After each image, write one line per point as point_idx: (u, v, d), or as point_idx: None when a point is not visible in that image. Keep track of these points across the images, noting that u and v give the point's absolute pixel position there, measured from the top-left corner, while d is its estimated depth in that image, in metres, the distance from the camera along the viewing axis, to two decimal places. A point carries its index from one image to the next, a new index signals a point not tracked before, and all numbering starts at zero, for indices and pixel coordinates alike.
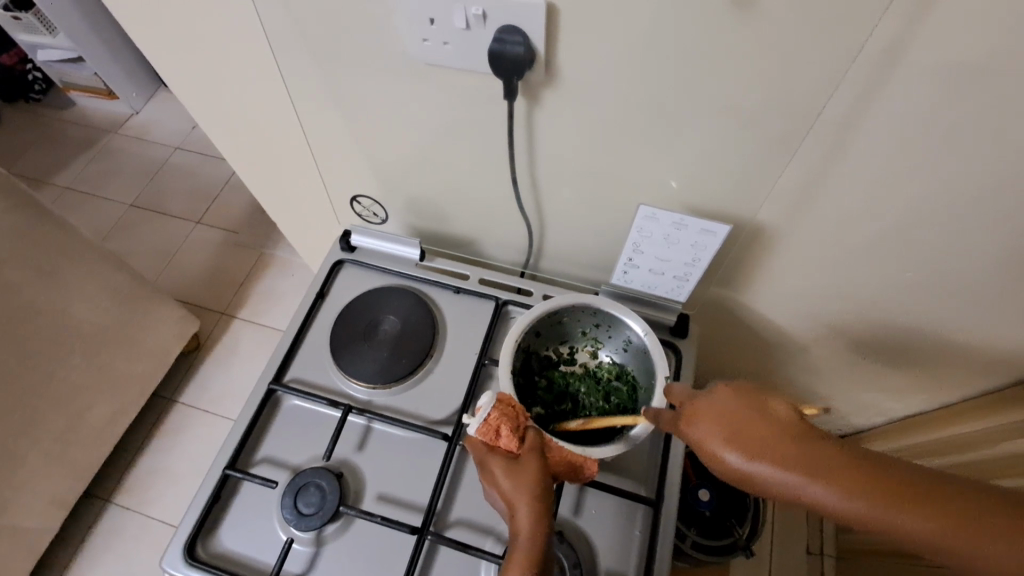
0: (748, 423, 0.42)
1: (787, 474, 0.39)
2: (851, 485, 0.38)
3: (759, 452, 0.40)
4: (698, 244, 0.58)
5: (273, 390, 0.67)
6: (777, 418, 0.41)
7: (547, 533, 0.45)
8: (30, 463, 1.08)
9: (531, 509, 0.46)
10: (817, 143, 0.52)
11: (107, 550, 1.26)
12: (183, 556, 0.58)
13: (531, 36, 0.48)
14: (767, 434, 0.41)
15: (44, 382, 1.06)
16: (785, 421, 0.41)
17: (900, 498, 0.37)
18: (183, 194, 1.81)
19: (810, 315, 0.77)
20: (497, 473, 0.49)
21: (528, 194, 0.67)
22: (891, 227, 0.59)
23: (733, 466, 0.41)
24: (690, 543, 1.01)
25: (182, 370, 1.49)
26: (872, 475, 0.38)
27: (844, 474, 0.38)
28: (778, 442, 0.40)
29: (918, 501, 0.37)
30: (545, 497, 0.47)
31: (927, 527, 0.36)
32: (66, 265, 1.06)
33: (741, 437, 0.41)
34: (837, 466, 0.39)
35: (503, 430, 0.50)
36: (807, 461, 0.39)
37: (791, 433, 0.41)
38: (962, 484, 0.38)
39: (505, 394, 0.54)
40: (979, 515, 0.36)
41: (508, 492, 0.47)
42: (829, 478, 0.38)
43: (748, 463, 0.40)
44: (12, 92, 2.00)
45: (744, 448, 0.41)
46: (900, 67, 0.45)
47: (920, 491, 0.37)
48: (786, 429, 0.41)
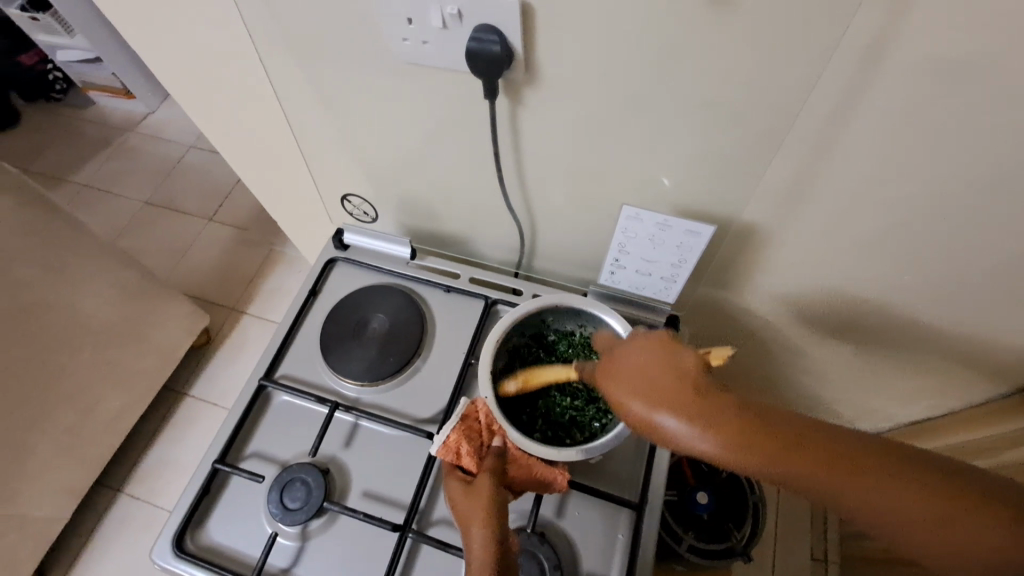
0: (659, 375, 0.45)
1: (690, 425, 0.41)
2: (737, 441, 0.40)
3: (666, 404, 0.43)
4: (684, 244, 0.57)
5: (263, 386, 0.68)
6: (685, 370, 0.45)
7: (494, 550, 0.46)
8: (41, 453, 1.11)
9: (477, 528, 0.48)
10: (803, 140, 0.52)
11: (117, 538, 1.30)
12: (171, 548, 0.59)
13: (508, 35, 0.47)
14: (673, 386, 0.44)
15: (55, 374, 1.09)
16: (687, 378, 0.44)
17: (795, 453, 0.40)
18: (195, 192, 1.84)
19: (809, 316, 0.75)
20: (453, 493, 0.52)
21: (516, 193, 0.67)
22: (885, 224, 0.58)
23: (637, 414, 0.44)
24: (687, 547, 1.00)
25: (192, 364, 1.52)
26: (760, 428, 0.40)
27: (741, 428, 0.40)
28: (677, 396, 0.43)
29: (801, 451, 0.40)
30: (492, 515, 0.48)
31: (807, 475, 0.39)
32: (76, 261, 1.08)
33: (648, 392, 0.44)
34: (733, 417, 0.41)
35: (461, 450, 0.54)
36: (709, 412, 0.41)
37: (690, 385, 0.43)
38: (851, 441, 0.40)
39: (472, 411, 0.56)
40: (869, 470, 0.38)
41: (461, 511, 0.50)
42: (722, 431, 0.40)
43: (650, 410, 0.44)
44: (33, 92, 2.05)
45: (645, 401, 0.44)
46: (884, 63, 0.44)
47: (811, 447, 0.40)
48: (693, 382, 0.43)
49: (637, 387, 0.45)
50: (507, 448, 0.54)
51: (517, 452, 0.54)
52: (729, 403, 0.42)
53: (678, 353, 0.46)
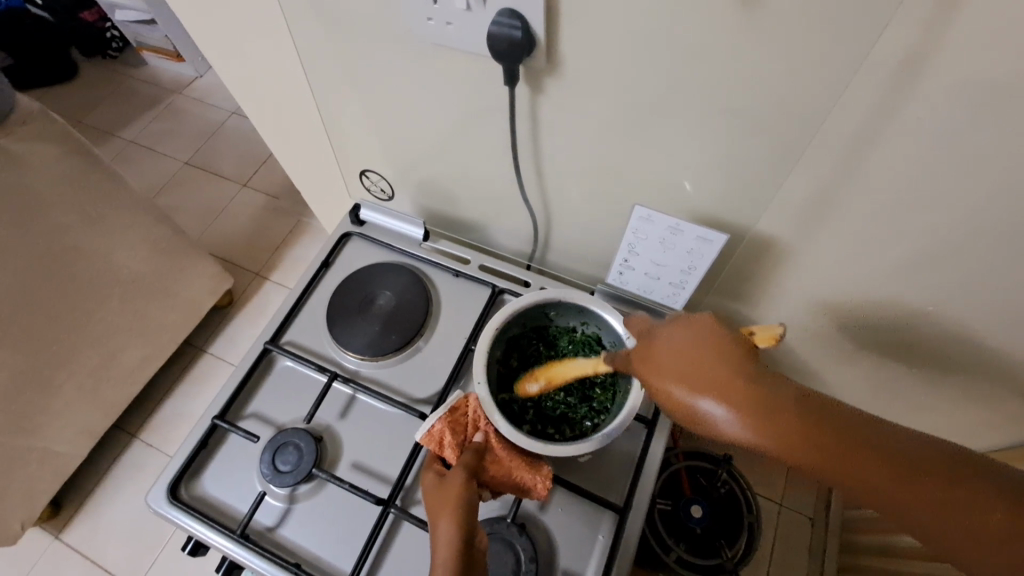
0: (709, 356, 0.42)
1: (741, 419, 0.38)
2: (786, 438, 0.38)
3: (722, 394, 0.40)
4: (694, 251, 0.56)
5: (268, 350, 0.69)
6: (729, 352, 0.41)
7: (458, 546, 0.46)
8: (65, 392, 1.17)
9: (445, 522, 0.47)
10: (827, 153, 0.50)
11: (129, 481, 1.36)
12: (165, 494, 0.61)
13: (531, 21, 0.47)
14: (727, 377, 0.40)
15: (84, 319, 1.14)
16: (737, 360, 0.41)
17: (856, 455, 0.37)
18: (232, 157, 1.89)
19: (822, 336, 0.73)
20: (430, 484, 0.52)
21: (531, 184, 0.67)
22: (909, 248, 0.55)
23: (680, 401, 0.42)
24: (676, 559, 0.97)
25: (213, 323, 1.57)
26: (814, 429, 0.38)
27: (796, 425, 0.38)
28: (728, 384, 0.40)
29: (856, 456, 0.37)
30: (461, 509, 0.48)
31: (857, 479, 0.37)
32: (112, 213, 1.12)
33: (691, 376, 0.42)
34: (786, 418, 0.38)
35: (444, 441, 0.54)
36: (757, 408, 0.39)
37: (741, 372, 0.40)
38: (907, 442, 0.38)
39: (459, 403, 0.56)
40: (928, 477, 0.36)
41: (432, 503, 0.50)
42: (774, 426, 0.38)
43: (692, 396, 0.41)
44: (91, 48, 2.13)
45: (689, 386, 0.41)
46: (920, 78, 0.42)
47: (868, 448, 0.37)
48: (751, 377, 0.40)
49: (684, 374, 0.42)
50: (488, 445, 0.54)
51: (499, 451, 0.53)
52: (786, 397, 0.39)
53: (724, 334, 0.42)
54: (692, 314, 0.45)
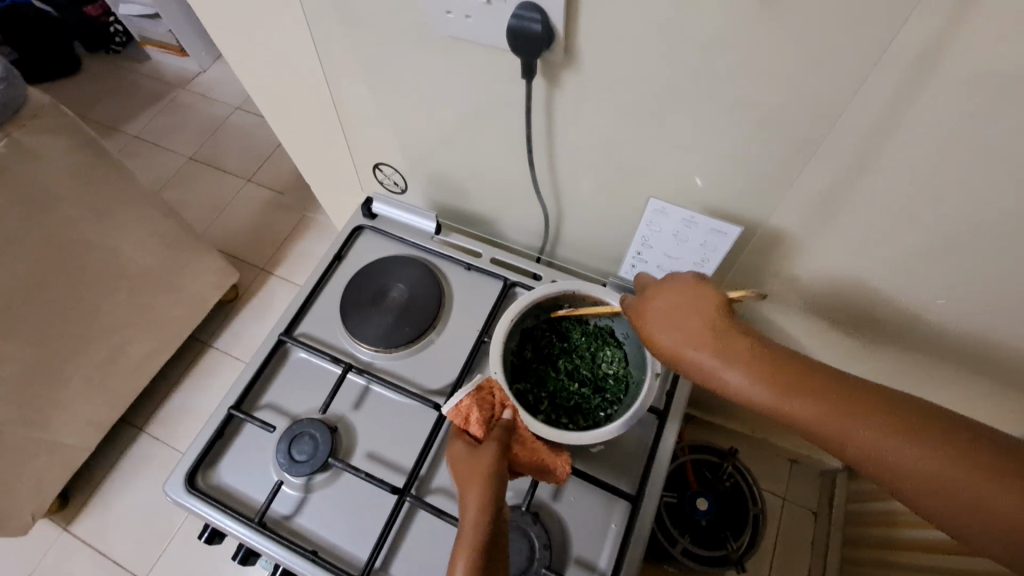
0: (687, 310, 0.49)
1: (724, 360, 0.45)
2: (752, 370, 0.44)
3: (709, 343, 0.46)
4: (708, 244, 0.56)
5: (282, 341, 0.70)
6: (703, 306, 0.49)
7: (490, 517, 0.45)
8: (73, 385, 1.17)
9: (477, 493, 0.47)
10: (841, 148, 0.50)
11: (136, 474, 1.37)
12: (183, 483, 0.62)
13: (551, 15, 0.47)
14: (713, 327, 0.47)
15: (92, 312, 1.15)
16: (710, 313, 0.48)
17: (829, 393, 0.41)
18: (237, 152, 1.90)
19: (829, 330, 0.74)
20: (458, 455, 0.51)
21: (545, 178, 0.67)
22: (920, 243, 0.56)
23: (663, 345, 0.49)
24: (682, 550, 0.99)
25: (219, 318, 1.58)
26: (774, 363, 0.44)
27: (753, 358, 0.44)
28: (700, 328, 0.48)
29: (811, 386, 0.42)
30: (493, 481, 0.47)
31: (812, 409, 0.41)
32: (121, 207, 1.13)
33: (673, 324, 0.49)
34: (749, 354, 0.45)
35: (473, 416, 0.53)
36: (723, 346, 0.46)
37: (712, 321, 0.48)
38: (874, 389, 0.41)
39: (488, 381, 0.56)
40: (908, 424, 0.38)
41: (462, 474, 0.49)
42: (742, 360, 0.44)
43: (677, 343, 0.48)
44: (96, 43, 2.13)
45: (670, 332, 0.49)
46: (937, 73, 0.42)
47: (839, 390, 0.41)
48: (736, 330, 0.47)
49: (679, 324, 0.49)
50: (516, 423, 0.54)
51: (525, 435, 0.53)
52: (749, 340, 0.46)
53: (702, 292, 0.50)
54: (673, 275, 0.54)
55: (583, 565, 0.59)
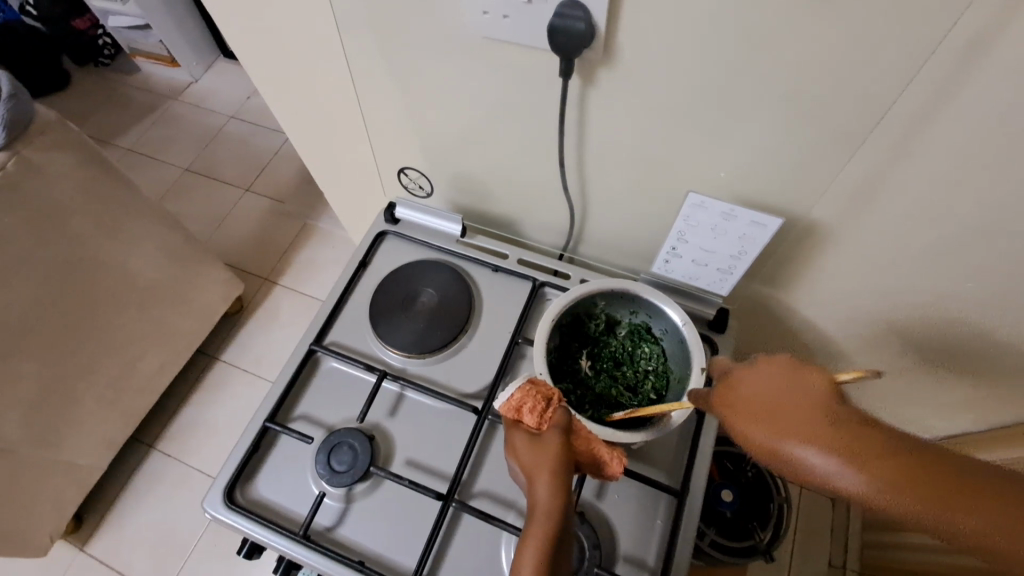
0: (790, 402, 0.42)
1: (797, 443, 0.40)
2: (879, 472, 0.37)
3: (793, 431, 0.41)
4: (746, 236, 0.58)
5: (313, 351, 0.69)
6: (808, 396, 0.41)
7: (564, 507, 0.46)
8: (86, 403, 1.15)
9: (549, 484, 0.47)
10: (881, 139, 0.51)
11: (149, 492, 1.34)
12: (222, 499, 0.61)
13: (593, 12, 0.48)
14: (800, 409, 0.41)
15: (103, 329, 1.13)
16: (816, 401, 0.41)
17: (925, 484, 0.37)
18: (235, 161, 1.87)
19: (857, 319, 0.74)
20: (518, 447, 0.51)
21: (574, 177, 0.67)
22: (956, 231, 0.56)
23: (766, 444, 0.42)
24: (710, 542, 0.99)
25: (225, 330, 1.56)
26: (901, 464, 0.37)
27: (876, 461, 0.38)
28: (808, 425, 0.40)
29: (939, 485, 0.37)
30: (562, 473, 0.48)
31: (943, 512, 0.36)
32: (129, 221, 1.11)
33: (774, 417, 0.42)
34: (873, 455, 0.38)
35: (527, 408, 0.53)
36: (839, 446, 0.39)
37: (820, 413, 0.40)
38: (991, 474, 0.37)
39: (538, 377, 0.56)
40: (994, 506, 0.36)
41: (528, 465, 0.50)
42: (862, 464, 0.38)
43: (783, 444, 0.41)
44: (83, 56, 2.09)
45: (772, 427, 0.42)
46: (983, 61, 0.43)
47: (934, 476, 0.37)
48: (830, 409, 0.40)
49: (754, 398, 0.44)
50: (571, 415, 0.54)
51: (581, 426, 0.53)
52: (868, 436, 0.39)
53: (802, 372, 0.43)
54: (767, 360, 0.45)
55: (632, 564, 0.58)
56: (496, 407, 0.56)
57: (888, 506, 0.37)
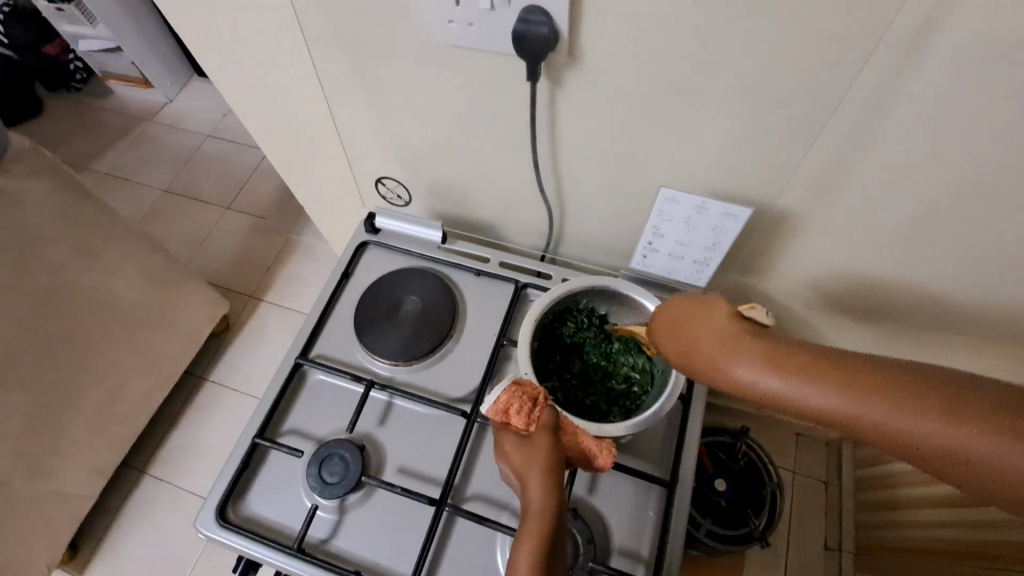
0: (706, 323, 0.46)
1: (713, 353, 0.44)
2: (785, 369, 0.40)
3: (706, 345, 0.44)
4: (719, 227, 0.60)
5: (299, 365, 0.69)
6: (724, 318, 0.45)
7: (558, 505, 0.47)
8: (73, 432, 1.14)
9: (542, 484, 0.48)
10: (841, 127, 0.52)
11: (142, 519, 1.32)
12: (215, 518, 0.61)
13: (556, 17, 0.49)
14: (716, 328, 0.45)
15: (86, 355, 1.11)
16: (733, 322, 0.45)
17: (846, 380, 0.38)
18: (214, 180, 1.86)
19: (833, 302, 0.76)
20: (509, 450, 0.52)
21: (549, 178, 0.68)
22: (919, 212, 0.58)
23: (690, 358, 0.45)
24: (705, 532, 1.00)
25: (212, 350, 1.54)
26: (808, 360, 0.40)
27: (778, 360, 0.40)
28: (721, 337, 0.44)
29: (842, 378, 0.38)
30: (554, 472, 0.49)
31: (845, 402, 0.37)
32: (107, 245, 1.10)
33: (693, 333, 0.46)
34: (780, 356, 0.41)
35: (514, 409, 0.53)
36: (749, 350, 0.42)
37: (734, 329, 0.44)
38: (904, 366, 0.38)
39: (523, 379, 0.57)
40: (921, 396, 0.35)
41: (520, 467, 0.50)
42: (768, 364, 0.41)
43: (703, 356, 0.44)
44: (54, 82, 2.07)
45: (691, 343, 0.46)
46: (930, 47, 0.45)
47: (854, 372, 0.38)
48: (733, 324, 0.44)
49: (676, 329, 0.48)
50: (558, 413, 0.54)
51: (568, 423, 0.54)
52: (777, 345, 0.42)
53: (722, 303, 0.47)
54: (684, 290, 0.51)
55: (627, 556, 0.59)
56: (483, 410, 0.56)
57: (814, 404, 0.38)
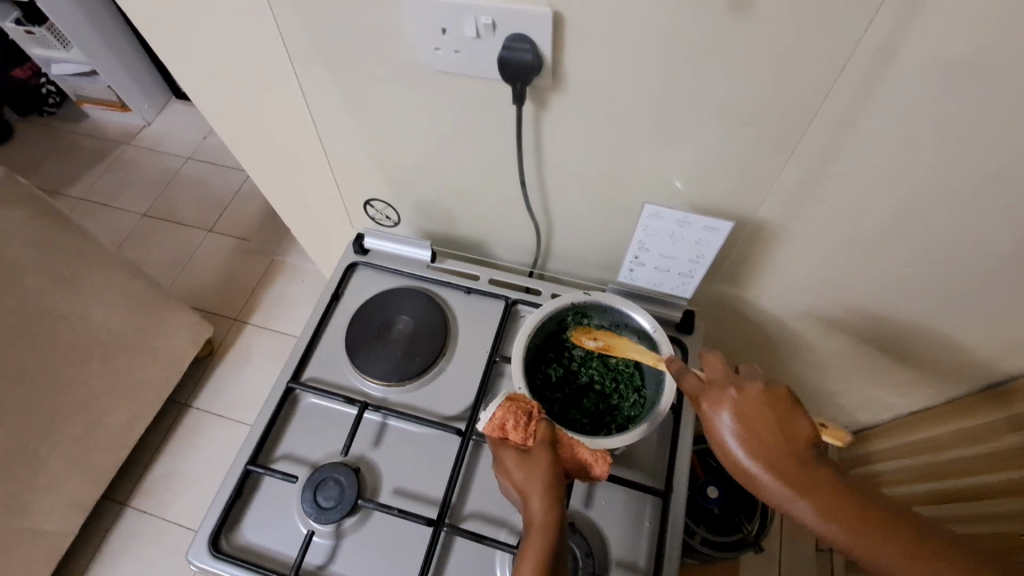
0: (763, 425, 0.45)
1: (763, 469, 0.44)
2: (840, 512, 0.42)
3: (765, 457, 0.44)
4: (702, 240, 0.61)
5: (291, 389, 0.69)
6: (793, 436, 0.45)
7: (559, 520, 0.48)
8: (53, 465, 1.10)
9: (543, 498, 0.49)
10: (814, 142, 0.55)
11: (124, 553, 1.28)
12: (208, 548, 0.60)
13: (539, 43, 0.51)
14: (777, 443, 0.44)
15: (64, 386, 1.08)
16: (798, 439, 0.44)
17: (931, 555, 0.39)
18: (194, 202, 1.84)
19: (816, 310, 0.78)
20: (508, 466, 0.52)
21: (536, 197, 0.70)
22: (891, 220, 0.61)
23: (738, 462, 0.45)
24: (700, 540, 1.01)
25: (195, 376, 1.51)
26: (862, 509, 0.41)
27: (842, 502, 0.42)
28: (783, 459, 0.44)
29: (890, 536, 0.40)
30: (554, 487, 0.50)
31: (890, 558, 0.40)
32: (85, 272, 1.08)
33: (751, 436, 0.45)
34: (839, 499, 0.42)
35: (510, 425, 0.54)
36: (809, 485, 0.43)
37: (797, 452, 0.44)
38: (947, 538, 0.40)
39: (518, 393, 0.57)
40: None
41: (520, 482, 0.51)
42: (825, 504, 0.42)
43: (750, 464, 0.45)
44: (25, 106, 2.03)
45: (749, 449, 0.45)
46: (893, 66, 0.48)
47: (927, 543, 0.40)
48: (799, 448, 0.44)
49: (733, 415, 0.47)
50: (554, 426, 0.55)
51: (564, 435, 0.55)
52: (837, 479, 0.43)
53: (781, 402, 0.46)
54: (747, 377, 0.48)
55: (625, 568, 0.60)
56: (479, 428, 0.57)
57: (873, 562, 0.41)
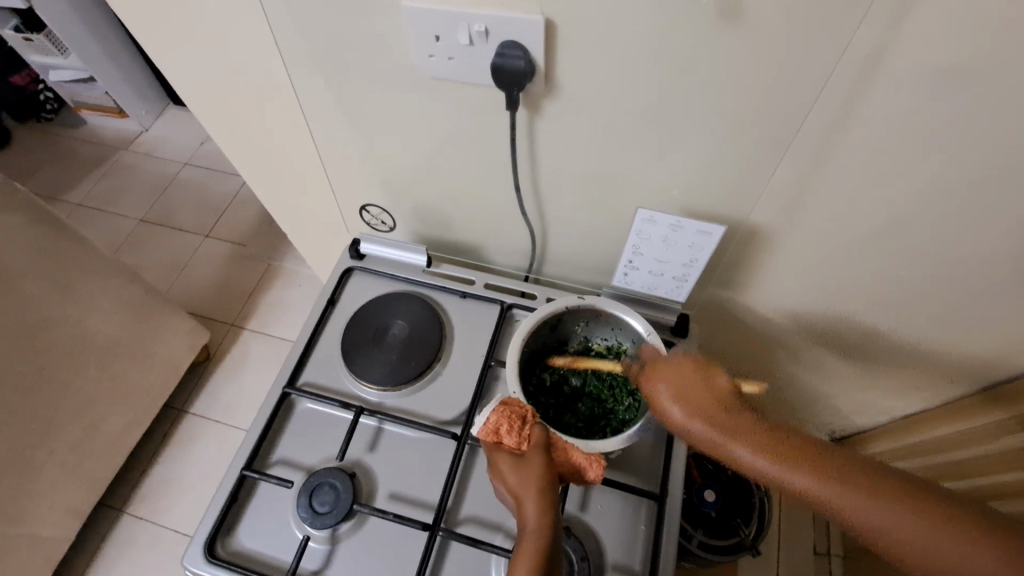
0: (695, 391, 0.55)
1: (699, 421, 0.53)
2: (766, 448, 0.50)
3: (697, 411, 0.54)
4: (695, 244, 0.62)
5: (287, 394, 0.69)
6: (716, 392, 0.55)
7: (553, 524, 0.48)
8: (49, 472, 1.10)
9: (537, 503, 0.49)
10: (805, 146, 0.55)
11: (120, 560, 1.27)
12: (203, 554, 0.60)
13: (532, 51, 0.51)
14: (706, 398, 0.54)
15: (61, 392, 1.08)
16: (721, 396, 0.54)
17: (844, 473, 0.47)
18: (191, 208, 1.85)
19: (810, 313, 0.79)
20: (503, 470, 0.52)
21: (531, 202, 0.70)
22: (883, 223, 0.61)
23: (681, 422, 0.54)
24: (698, 544, 1.00)
25: (192, 381, 1.51)
26: (782, 443, 0.50)
27: (765, 438, 0.50)
28: (713, 411, 0.53)
29: (810, 463, 0.48)
30: (548, 491, 0.50)
31: (815, 483, 0.47)
32: (81, 278, 1.08)
33: (685, 399, 0.55)
34: (764, 437, 0.50)
35: (505, 430, 0.54)
36: (736, 430, 0.52)
37: (724, 404, 0.54)
38: (856, 461, 0.49)
39: (512, 398, 0.57)
40: (903, 494, 0.45)
41: (515, 487, 0.51)
42: (752, 442, 0.50)
43: (689, 420, 0.54)
44: (23, 112, 2.04)
45: (684, 408, 0.55)
46: (881, 72, 0.48)
47: (838, 465, 0.48)
48: (724, 402, 0.54)
49: (671, 385, 0.56)
50: (549, 430, 0.55)
51: (558, 439, 0.55)
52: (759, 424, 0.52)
53: (701, 369, 0.57)
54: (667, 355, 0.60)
55: (621, 571, 0.60)
56: (474, 432, 0.57)
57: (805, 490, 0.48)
